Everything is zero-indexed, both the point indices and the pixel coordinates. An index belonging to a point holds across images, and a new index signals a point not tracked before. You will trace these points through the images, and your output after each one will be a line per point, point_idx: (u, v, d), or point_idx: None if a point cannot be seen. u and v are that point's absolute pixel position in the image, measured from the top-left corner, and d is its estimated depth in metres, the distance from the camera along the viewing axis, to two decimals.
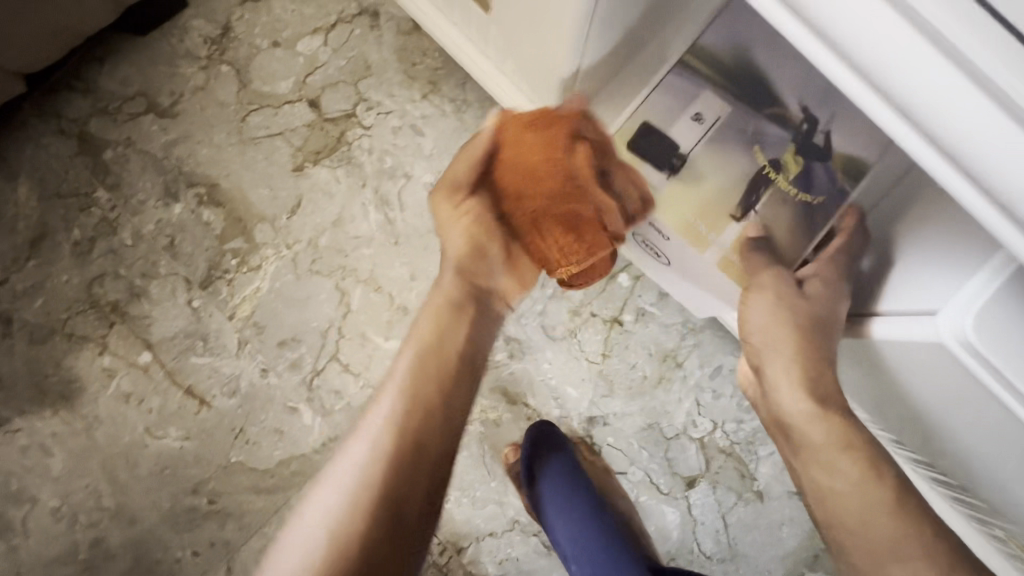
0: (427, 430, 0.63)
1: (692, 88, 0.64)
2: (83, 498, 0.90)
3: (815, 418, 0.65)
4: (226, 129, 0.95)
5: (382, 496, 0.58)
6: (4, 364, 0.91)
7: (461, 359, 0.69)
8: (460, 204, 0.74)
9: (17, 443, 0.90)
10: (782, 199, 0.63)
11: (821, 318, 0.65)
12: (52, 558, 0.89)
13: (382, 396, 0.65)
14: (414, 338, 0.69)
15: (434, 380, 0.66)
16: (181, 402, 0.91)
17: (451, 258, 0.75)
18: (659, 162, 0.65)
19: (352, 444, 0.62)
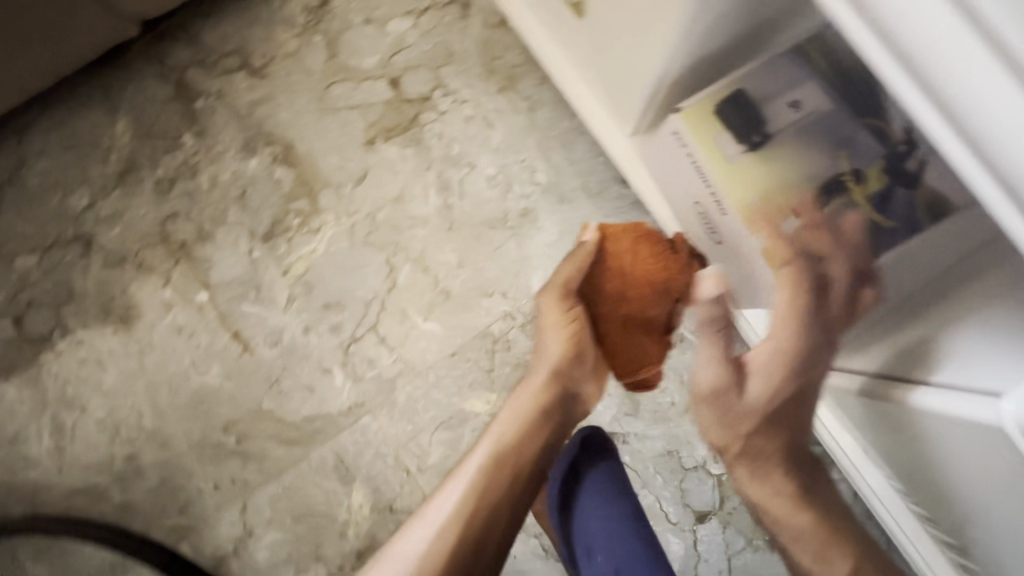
0: (512, 490, 0.69)
1: (797, 74, 0.58)
2: (126, 416, 0.97)
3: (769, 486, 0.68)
4: (309, 96, 1.00)
5: (467, 540, 0.65)
6: (78, 281, 0.99)
7: (540, 454, 0.72)
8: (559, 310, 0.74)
9: (78, 354, 0.98)
10: (851, 212, 0.56)
11: (778, 406, 0.65)
12: (89, 466, 0.96)
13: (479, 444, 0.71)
14: (512, 413, 0.72)
15: (529, 449, 0.71)
16: (226, 344, 0.96)
17: (549, 360, 0.74)
18: (738, 133, 0.59)
19: (452, 483, 0.68)
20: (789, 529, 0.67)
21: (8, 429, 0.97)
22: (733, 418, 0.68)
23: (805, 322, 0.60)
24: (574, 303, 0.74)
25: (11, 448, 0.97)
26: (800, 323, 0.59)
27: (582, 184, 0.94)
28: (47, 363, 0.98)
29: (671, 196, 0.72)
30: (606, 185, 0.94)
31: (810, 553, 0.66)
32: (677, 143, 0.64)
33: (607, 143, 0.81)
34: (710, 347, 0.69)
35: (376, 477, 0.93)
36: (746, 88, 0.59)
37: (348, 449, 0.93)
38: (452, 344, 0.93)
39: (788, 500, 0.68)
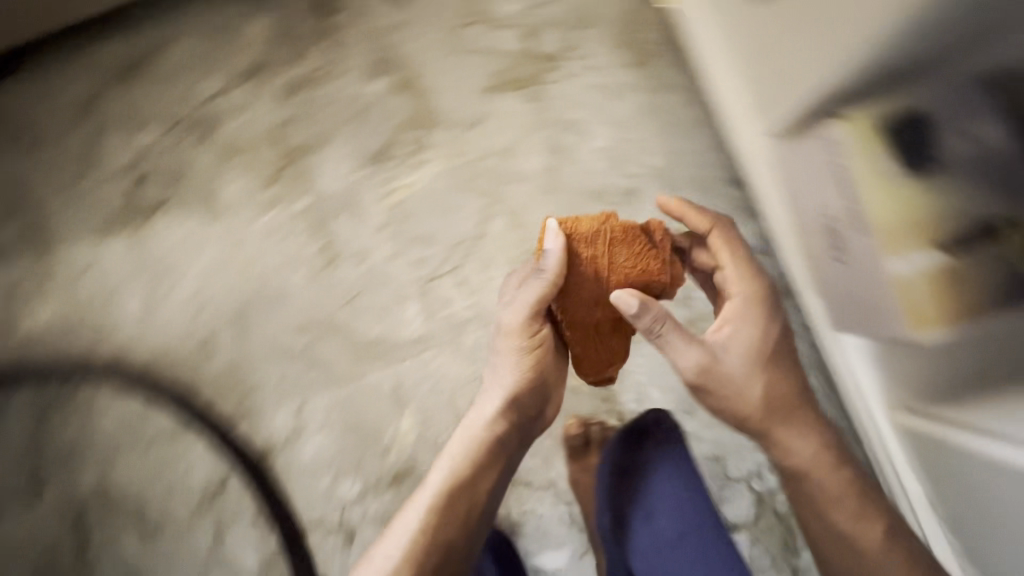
0: (472, 498, 0.77)
1: (978, 101, 0.52)
2: (211, 298, 1.03)
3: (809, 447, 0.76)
4: (441, 29, 0.99)
5: (432, 546, 0.74)
6: (194, 162, 1.04)
7: (495, 464, 0.79)
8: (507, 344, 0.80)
9: (181, 230, 1.04)
10: (997, 260, 0.54)
11: (763, 353, 0.76)
12: (171, 335, 1.04)
13: (437, 466, 0.80)
14: (467, 437, 0.80)
15: (483, 465, 0.78)
16: (313, 252, 1.00)
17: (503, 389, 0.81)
18: (901, 150, 0.56)
19: (415, 500, 0.78)
20: (837, 492, 0.74)
21: (111, 284, 1.06)
22: (730, 381, 0.75)
23: (741, 277, 0.78)
24: (540, 324, 0.77)
25: (110, 301, 1.06)
26: (751, 267, 0.78)
27: (693, 176, 0.93)
28: (153, 233, 1.05)
29: (799, 201, 0.70)
30: (717, 182, 0.92)
31: (846, 518, 0.74)
32: (824, 153, 0.60)
33: (740, 139, 0.80)
34: (680, 331, 0.73)
35: (428, 410, 0.97)
36: (921, 107, 0.55)
37: (407, 377, 0.97)
38: None
39: (834, 475, 0.75)
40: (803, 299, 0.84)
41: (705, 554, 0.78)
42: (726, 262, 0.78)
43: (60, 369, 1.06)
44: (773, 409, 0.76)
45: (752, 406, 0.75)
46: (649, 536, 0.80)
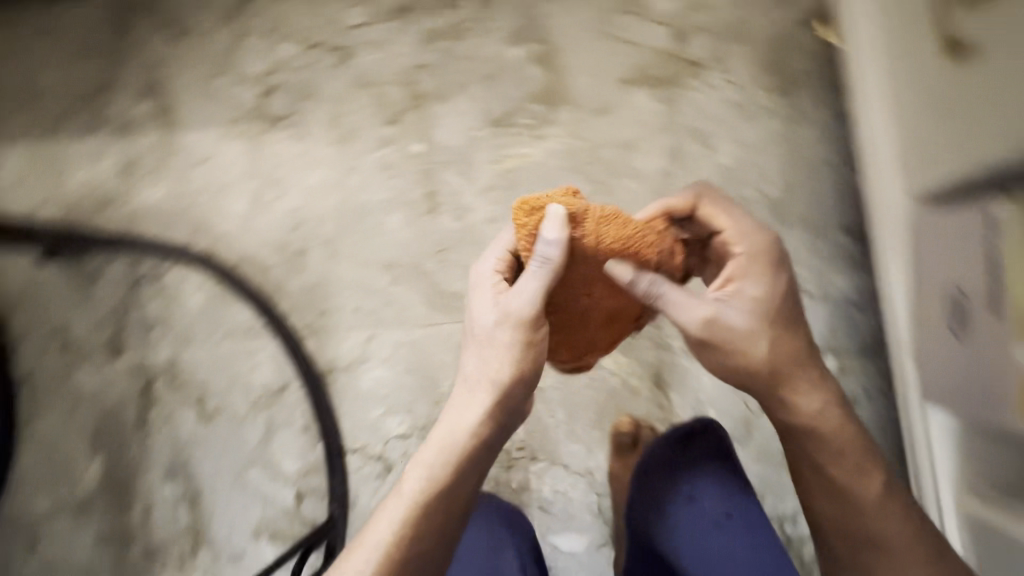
0: (451, 508, 0.69)
1: None
2: (311, 216, 1.08)
3: (818, 406, 0.72)
4: (592, 11, 0.99)
5: (407, 557, 0.67)
6: (325, 86, 1.08)
7: (473, 471, 0.70)
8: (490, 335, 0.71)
9: (298, 147, 1.09)
10: None
11: (773, 316, 0.72)
12: (266, 242, 1.09)
13: (410, 469, 0.70)
14: (446, 442, 0.70)
15: (462, 472, 0.69)
16: (416, 198, 1.03)
17: (489, 381, 0.70)
18: None
19: (388, 504, 0.69)
20: (839, 450, 0.71)
21: (222, 181, 1.12)
22: (740, 336, 0.70)
23: (738, 237, 0.74)
24: (540, 324, 0.69)
25: (218, 197, 1.12)
26: (750, 230, 0.74)
27: (807, 216, 0.92)
28: (272, 143, 1.10)
29: (927, 273, 0.70)
30: (830, 228, 0.91)
31: (868, 488, 0.70)
32: (982, 232, 0.59)
33: (872, 198, 0.79)
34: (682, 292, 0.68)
35: None
36: None
37: None
38: None
39: (845, 458, 0.71)
40: (891, 362, 0.83)
41: (752, 534, 0.80)
42: (722, 225, 0.75)
43: (157, 248, 1.12)
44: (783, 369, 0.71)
45: (757, 364, 0.71)
46: (694, 517, 0.81)
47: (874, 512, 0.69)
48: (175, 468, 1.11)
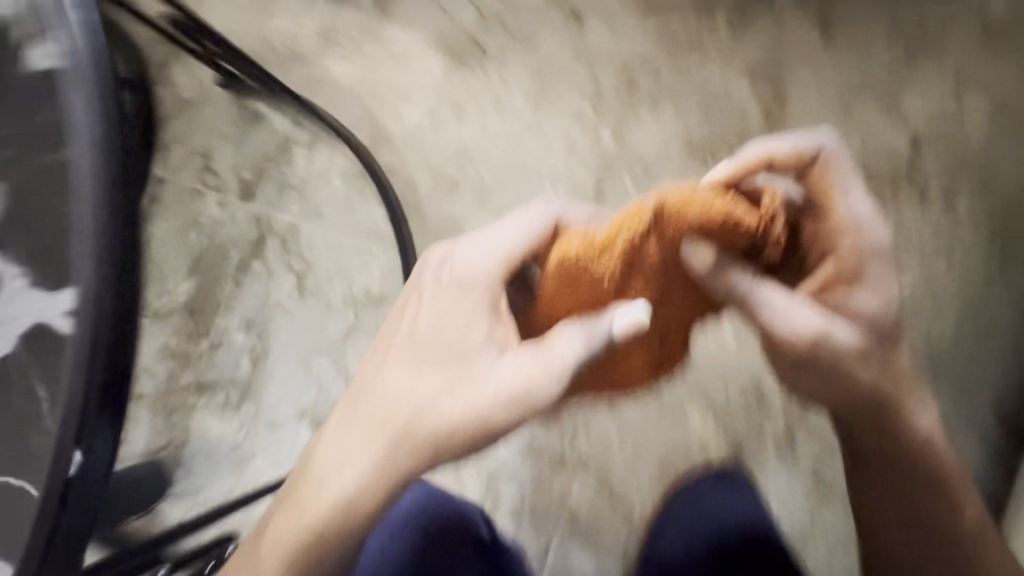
0: (351, 538, 0.60)
1: None
2: (479, 157, 1.08)
3: (921, 415, 0.70)
4: (839, 87, 0.97)
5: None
6: (547, 41, 1.08)
7: (386, 503, 0.60)
8: (451, 372, 0.61)
9: (495, 85, 1.09)
10: None
11: (880, 330, 0.67)
12: (425, 160, 1.10)
13: (308, 485, 0.61)
14: (352, 470, 0.59)
15: (369, 507, 0.59)
16: (586, 185, 1.03)
17: (438, 412, 0.59)
18: None
19: (281, 519, 0.61)
20: (929, 466, 0.69)
21: (409, 87, 1.12)
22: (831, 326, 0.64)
23: (839, 221, 0.63)
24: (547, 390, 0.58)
25: (399, 99, 1.12)
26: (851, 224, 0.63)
27: (952, 373, 0.91)
28: (471, 72, 1.10)
29: None
30: (967, 395, 0.91)
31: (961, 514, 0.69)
32: None
33: None
34: (781, 296, 0.59)
35: None
36: None
37: None
38: (726, 361, 0.96)
39: (931, 489, 0.69)
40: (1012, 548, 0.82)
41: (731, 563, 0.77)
42: (833, 211, 0.63)
43: (322, 119, 1.13)
44: (887, 381, 0.67)
45: (867, 388, 0.66)
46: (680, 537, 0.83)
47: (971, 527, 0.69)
48: (253, 322, 1.14)
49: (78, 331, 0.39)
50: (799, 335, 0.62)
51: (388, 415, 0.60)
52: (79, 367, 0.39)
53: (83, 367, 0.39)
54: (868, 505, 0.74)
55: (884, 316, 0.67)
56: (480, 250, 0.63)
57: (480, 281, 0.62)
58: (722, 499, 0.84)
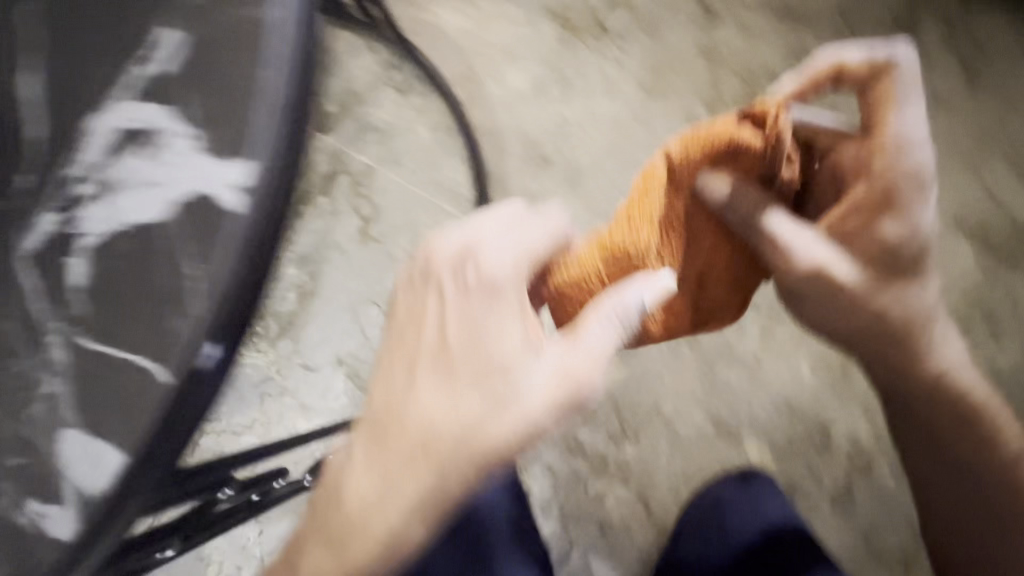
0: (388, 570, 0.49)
1: None
2: (579, 138, 1.03)
3: (948, 347, 0.64)
4: (953, 152, 0.98)
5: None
6: (675, 35, 1.04)
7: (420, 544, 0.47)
8: (488, 386, 0.45)
9: (612, 67, 1.04)
10: None
11: (902, 263, 0.57)
12: (522, 129, 1.04)
13: (319, 521, 0.47)
14: (376, 503, 0.45)
15: (398, 543, 0.45)
16: None
17: (467, 438, 0.45)
18: None
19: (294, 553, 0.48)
20: (960, 415, 0.65)
21: (521, 50, 1.07)
22: (876, 286, 0.58)
23: (888, 136, 0.54)
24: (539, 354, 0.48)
25: (508, 61, 1.07)
26: (897, 143, 0.54)
27: None
28: (591, 49, 1.05)
29: None
30: None
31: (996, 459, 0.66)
32: None
33: None
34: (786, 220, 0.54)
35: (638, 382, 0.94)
36: None
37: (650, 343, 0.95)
38: (794, 397, 0.93)
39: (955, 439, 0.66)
40: None
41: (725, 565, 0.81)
42: (879, 136, 0.54)
43: (424, 63, 1.06)
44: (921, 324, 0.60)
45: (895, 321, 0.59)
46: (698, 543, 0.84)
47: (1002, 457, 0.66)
48: (306, 256, 1.08)
49: (249, 207, 0.32)
50: (812, 270, 0.55)
51: (393, 438, 0.45)
52: (237, 254, 0.32)
53: (248, 263, 0.32)
54: (918, 478, 0.70)
55: (925, 255, 0.57)
56: (509, 252, 0.48)
57: (511, 291, 0.47)
58: (749, 507, 0.84)
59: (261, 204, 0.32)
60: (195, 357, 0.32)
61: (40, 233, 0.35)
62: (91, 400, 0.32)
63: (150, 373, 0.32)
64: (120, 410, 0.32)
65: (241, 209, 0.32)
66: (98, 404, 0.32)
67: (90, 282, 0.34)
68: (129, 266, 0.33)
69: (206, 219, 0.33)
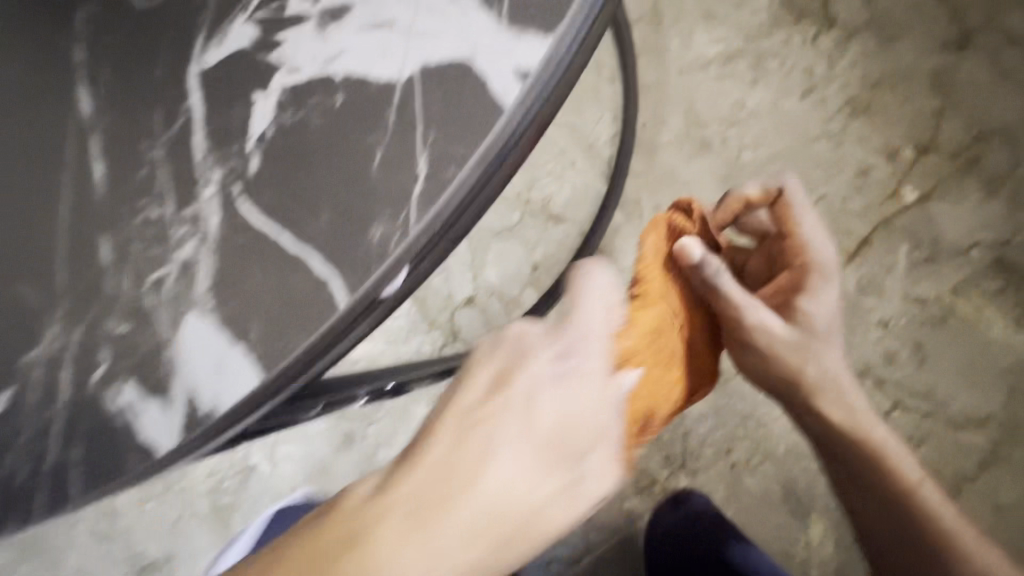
0: None
1: None
2: (750, 133, 0.89)
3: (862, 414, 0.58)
4: None
5: None
6: (909, 45, 0.86)
7: None
8: (566, 475, 0.36)
9: (817, 63, 0.88)
10: None
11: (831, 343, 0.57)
12: (689, 103, 0.91)
13: None
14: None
15: None
16: (852, 229, 0.85)
17: (529, 526, 0.35)
18: None
19: None
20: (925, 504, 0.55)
21: (720, 11, 0.91)
22: (812, 351, 0.57)
23: (799, 233, 0.59)
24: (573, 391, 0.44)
25: (701, 19, 0.91)
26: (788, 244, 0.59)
27: None
28: (801, 37, 0.89)
29: None
30: None
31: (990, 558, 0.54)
32: None
33: None
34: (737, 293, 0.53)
35: (715, 417, 0.86)
36: None
37: (744, 380, 0.86)
38: None
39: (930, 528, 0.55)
40: None
41: None
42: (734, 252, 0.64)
43: None
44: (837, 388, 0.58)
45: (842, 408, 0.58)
46: None
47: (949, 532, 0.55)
48: None
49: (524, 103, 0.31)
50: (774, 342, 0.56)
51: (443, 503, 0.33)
52: (475, 159, 0.31)
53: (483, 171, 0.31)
54: None
55: (834, 329, 0.57)
56: (576, 326, 0.39)
57: (598, 370, 0.38)
58: None
59: (522, 116, 0.31)
60: (387, 251, 0.31)
61: (233, 46, 0.35)
62: (248, 259, 0.33)
63: (320, 256, 0.32)
64: (289, 275, 0.32)
65: (505, 113, 0.31)
66: (257, 260, 0.33)
67: (278, 133, 0.33)
68: (329, 133, 0.33)
69: (474, 105, 0.31)
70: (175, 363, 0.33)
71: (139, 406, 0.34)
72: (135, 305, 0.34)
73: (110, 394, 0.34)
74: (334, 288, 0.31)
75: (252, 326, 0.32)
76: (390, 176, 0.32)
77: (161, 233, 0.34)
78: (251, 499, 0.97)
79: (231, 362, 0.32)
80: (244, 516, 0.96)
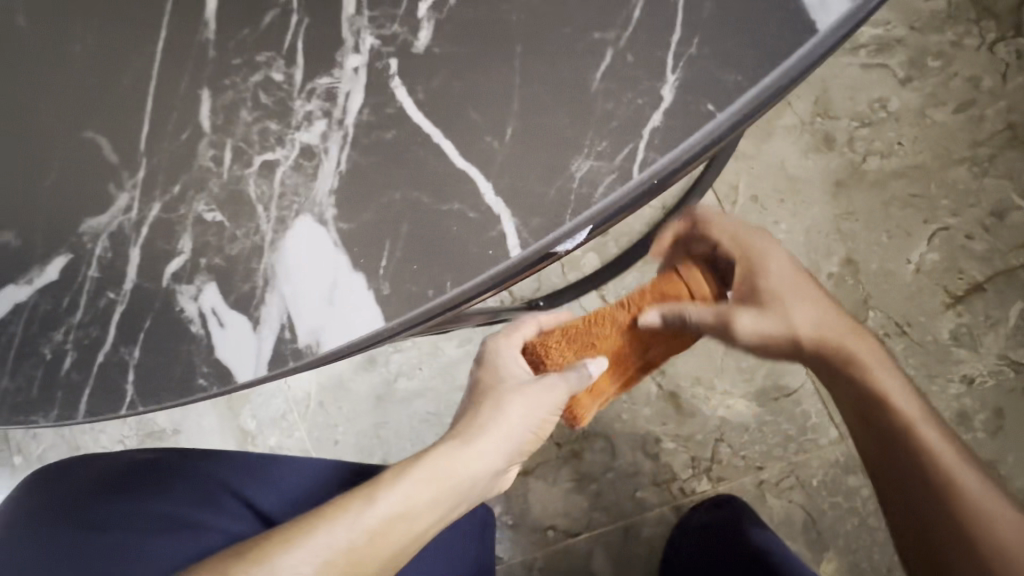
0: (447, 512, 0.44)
1: None
2: (883, 137, 0.78)
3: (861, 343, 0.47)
4: None
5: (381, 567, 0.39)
6: None
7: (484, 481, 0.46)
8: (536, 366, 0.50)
9: (986, 76, 0.77)
10: None
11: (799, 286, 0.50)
12: (822, 89, 0.80)
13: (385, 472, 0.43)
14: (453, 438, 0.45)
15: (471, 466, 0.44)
16: (967, 271, 0.76)
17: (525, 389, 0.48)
18: None
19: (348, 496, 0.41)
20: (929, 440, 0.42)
21: None
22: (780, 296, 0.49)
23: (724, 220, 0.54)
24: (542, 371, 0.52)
25: None
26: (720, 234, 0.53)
27: None
28: (978, 39, 0.77)
29: None
30: None
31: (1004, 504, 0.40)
32: None
33: None
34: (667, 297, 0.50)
35: (755, 429, 0.82)
36: None
37: (795, 401, 0.82)
38: None
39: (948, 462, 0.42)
40: None
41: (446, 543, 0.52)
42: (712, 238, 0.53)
43: None
44: (823, 327, 0.48)
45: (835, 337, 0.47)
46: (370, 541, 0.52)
47: (956, 473, 0.41)
48: None
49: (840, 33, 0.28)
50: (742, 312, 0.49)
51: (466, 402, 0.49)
52: (750, 92, 0.28)
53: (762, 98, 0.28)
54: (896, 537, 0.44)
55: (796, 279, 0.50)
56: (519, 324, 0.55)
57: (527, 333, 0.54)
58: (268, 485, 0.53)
59: (835, 44, 0.28)
60: (587, 201, 0.29)
61: None
62: (403, 161, 0.32)
63: (494, 189, 0.31)
64: (454, 203, 0.31)
65: (819, 33, 0.28)
66: (416, 168, 0.32)
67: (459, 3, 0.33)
68: (530, 24, 0.32)
69: (774, 34, 0.28)
70: (276, 278, 0.33)
71: (227, 314, 0.34)
72: (272, 178, 0.34)
73: (191, 293, 0.34)
74: (506, 225, 0.30)
75: (383, 243, 0.32)
76: (612, 96, 0.30)
77: (283, 105, 0.34)
78: (264, 397, 0.95)
79: (345, 289, 0.32)
80: (252, 410, 0.95)
